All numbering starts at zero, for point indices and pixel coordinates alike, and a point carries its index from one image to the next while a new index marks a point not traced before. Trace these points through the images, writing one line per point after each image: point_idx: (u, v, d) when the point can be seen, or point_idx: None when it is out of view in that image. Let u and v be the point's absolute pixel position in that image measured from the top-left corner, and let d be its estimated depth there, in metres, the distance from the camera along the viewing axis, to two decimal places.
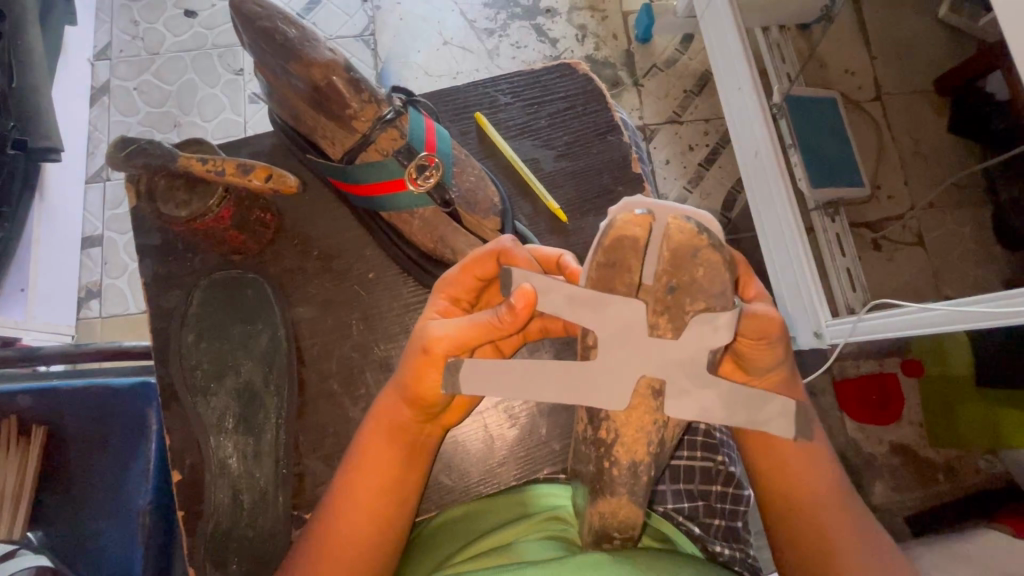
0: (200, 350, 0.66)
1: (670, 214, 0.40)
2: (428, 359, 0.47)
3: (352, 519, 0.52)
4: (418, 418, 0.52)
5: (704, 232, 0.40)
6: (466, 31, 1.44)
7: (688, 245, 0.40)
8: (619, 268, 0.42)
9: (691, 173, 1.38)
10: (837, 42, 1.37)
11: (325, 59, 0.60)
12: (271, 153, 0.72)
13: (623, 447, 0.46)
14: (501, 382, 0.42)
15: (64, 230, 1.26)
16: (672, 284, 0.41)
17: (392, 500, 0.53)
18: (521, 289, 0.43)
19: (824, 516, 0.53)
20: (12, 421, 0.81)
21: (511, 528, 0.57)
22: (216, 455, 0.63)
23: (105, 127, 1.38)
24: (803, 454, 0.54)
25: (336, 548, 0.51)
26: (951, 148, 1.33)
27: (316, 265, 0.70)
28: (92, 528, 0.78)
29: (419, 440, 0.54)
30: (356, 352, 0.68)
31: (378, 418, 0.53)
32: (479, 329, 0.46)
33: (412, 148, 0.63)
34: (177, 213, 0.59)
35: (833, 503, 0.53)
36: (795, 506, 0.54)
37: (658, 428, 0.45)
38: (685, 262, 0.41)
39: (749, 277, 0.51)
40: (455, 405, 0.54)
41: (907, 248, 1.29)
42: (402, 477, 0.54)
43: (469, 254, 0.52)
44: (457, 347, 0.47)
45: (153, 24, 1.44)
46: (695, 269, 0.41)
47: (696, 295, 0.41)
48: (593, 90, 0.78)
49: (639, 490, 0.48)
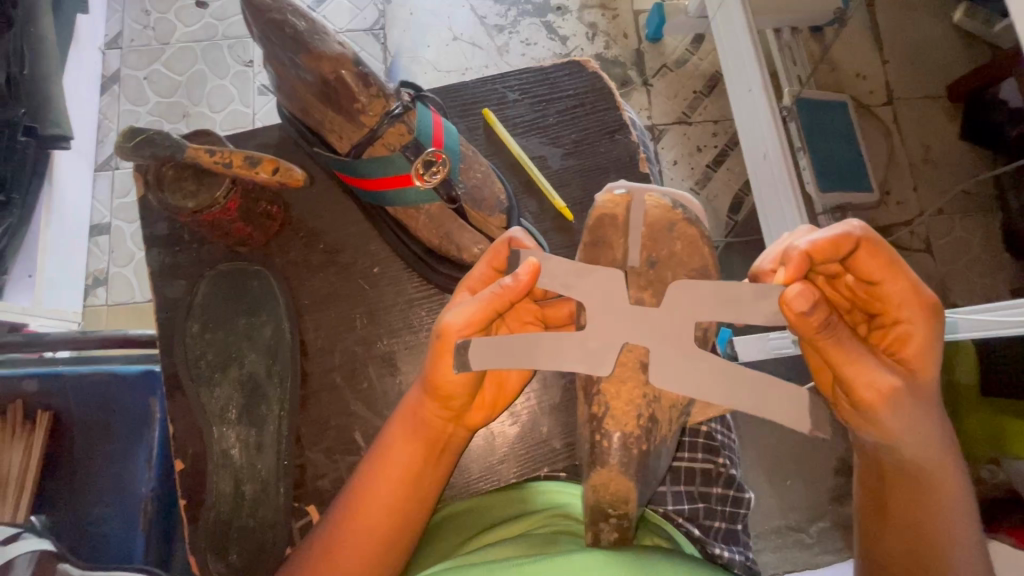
0: (204, 341, 0.66)
1: (646, 195, 0.55)
2: (444, 343, 0.48)
3: (371, 513, 0.50)
4: (442, 414, 0.52)
5: (677, 209, 0.55)
6: (476, 27, 1.44)
7: (665, 218, 0.55)
8: (606, 245, 0.54)
9: (699, 174, 1.37)
10: (848, 45, 1.37)
11: (334, 53, 0.59)
12: (279, 146, 0.72)
13: (614, 419, 0.52)
14: (501, 350, 0.45)
15: (72, 218, 1.27)
16: (652, 259, 0.53)
17: (411, 498, 0.52)
18: (528, 261, 0.47)
19: (938, 540, 0.49)
20: (17, 406, 0.82)
21: (518, 521, 0.57)
22: (218, 445, 0.63)
23: (116, 115, 1.39)
24: (926, 479, 0.49)
25: (355, 538, 0.50)
26: (962, 155, 1.32)
27: (322, 258, 0.70)
28: (98, 513, 0.80)
29: (442, 437, 0.53)
30: (360, 346, 0.68)
31: (404, 413, 0.53)
32: (486, 304, 0.47)
33: (420, 143, 0.63)
34: (184, 204, 0.59)
35: (953, 530, 0.49)
36: (897, 509, 0.50)
37: (647, 401, 0.52)
38: (663, 236, 0.54)
39: (921, 335, 0.49)
40: (481, 401, 0.54)
41: (914, 255, 1.28)
42: (416, 478, 0.52)
43: (488, 250, 0.53)
44: (466, 326, 0.47)
45: (164, 14, 1.44)
46: (674, 244, 0.54)
47: (677, 267, 0.53)
48: (601, 87, 0.77)
49: (632, 464, 0.51)
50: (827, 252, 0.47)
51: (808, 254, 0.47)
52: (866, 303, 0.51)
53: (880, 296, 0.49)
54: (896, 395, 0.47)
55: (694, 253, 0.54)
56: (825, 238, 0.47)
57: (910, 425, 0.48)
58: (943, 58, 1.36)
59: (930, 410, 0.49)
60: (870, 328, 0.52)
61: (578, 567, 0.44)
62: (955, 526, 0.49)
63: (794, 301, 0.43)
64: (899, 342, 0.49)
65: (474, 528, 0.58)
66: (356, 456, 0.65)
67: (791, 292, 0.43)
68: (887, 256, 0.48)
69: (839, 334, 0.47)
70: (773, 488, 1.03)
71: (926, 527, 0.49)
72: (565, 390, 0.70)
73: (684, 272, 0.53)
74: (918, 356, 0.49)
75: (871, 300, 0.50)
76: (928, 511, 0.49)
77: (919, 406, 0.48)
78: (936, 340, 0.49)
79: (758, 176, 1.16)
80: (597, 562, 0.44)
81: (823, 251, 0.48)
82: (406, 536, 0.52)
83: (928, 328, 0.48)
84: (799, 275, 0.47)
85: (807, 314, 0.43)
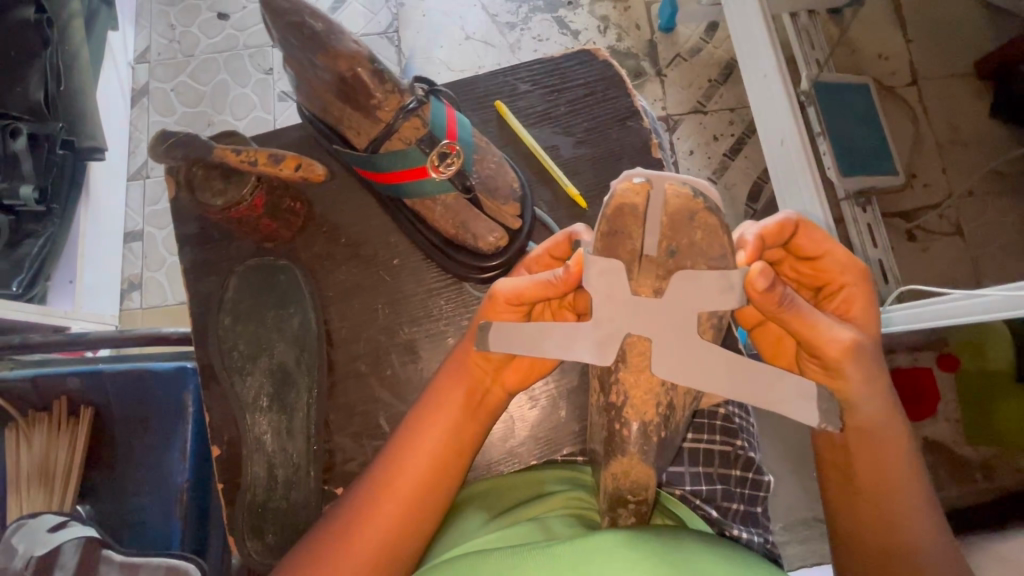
0: (236, 333, 0.69)
1: (666, 181, 0.44)
2: (494, 302, 0.53)
3: (413, 466, 0.53)
4: (484, 365, 0.55)
5: (700, 196, 0.44)
6: (488, 26, 1.45)
7: (680, 209, 0.44)
8: (622, 236, 0.45)
9: (716, 163, 1.36)
10: (868, 26, 1.35)
11: (350, 51, 0.58)
12: (300, 144, 0.74)
13: (634, 409, 0.49)
14: (520, 339, 0.49)
15: (109, 226, 1.34)
16: (672, 248, 0.45)
17: (452, 450, 0.54)
18: (579, 255, 0.48)
19: (896, 498, 0.51)
20: (63, 401, 0.89)
21: (532, 510, 0.56)
22: (251, 432, 0.66)
23: (145, 127, 1.45)
24: (888, 443, 0.51)
25: (396, 496, 0.52)
26: (992, 134, 1.28)
27: (345, 251, 0.72)
28: (142, 500, 0.86)
29: (481, 392, 0.56)
30: (383, 335, 0.70)
31: (450, 365, 0.56)
32: (538, 286, 0.51)
33: (435, 136, 0.64)
34: (214, 201, 0.61)
35: (909, 488, 0.51)
36: (866, 483, 0.51)
37: (666, 389, 0.49)
38: (683, 226, 0.44)
39: (861, 297, 0.52)
40: (529, 366, 0.56)
41: (943, 238, 1.25)
42: (458, 431, 0.55)
43: (550, 238, 0.56)
44: (518, 298, 0.53)
45: (189, 28, 1.51)
46: (694, 233, 0.45)
47: (697, 258, 0.45)
48: (611, 76, 0.77)
49: (652, 454, 0.51)
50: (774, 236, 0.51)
51: (759, 238, 0.50)
52: (812, 279, 0.55)
53: (823, 269, 0.53)
54: (856, 354, 0.49)
55: (717, 244, 0.45)
56: (772, 223, 0.51)
57: (870, 383, 0.49)
58: (968, 35, 1.32)
59: (884, 368, 0.51)
60: (818, 302, 0.55)
61: (590, 553, 0.44)
62: (910, 482, 0.51)
63: (757, 278, 0.45)
64: (846, 307, 0.53)
65: (489, 515, 0.58)
66: (381, 440, 0.66)
67: (755, 268, 0.45)
68: (821, 232, 0.53)
69: (799, 303, 0.48)
70: (796, 477, 1.02)
71: (888, 495, 0.51)
72: (582, 374, 0.71)
73: (701, 264, 0.45)
74: (863, 316, 0.52)
75: (816, 275, 0.54)
76: (889, 479, 0.51)
77: (875, 362, 0.50)
78: (875, 304, 0.53)
79: (777, 161, 1.15)
80: (611, 549, 0.45)
81: (771, 235, 0.51)
82: (441, 494, 0.53)
83: (870, 291, 0.52)
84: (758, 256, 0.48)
85: (769, 290, 0.45)
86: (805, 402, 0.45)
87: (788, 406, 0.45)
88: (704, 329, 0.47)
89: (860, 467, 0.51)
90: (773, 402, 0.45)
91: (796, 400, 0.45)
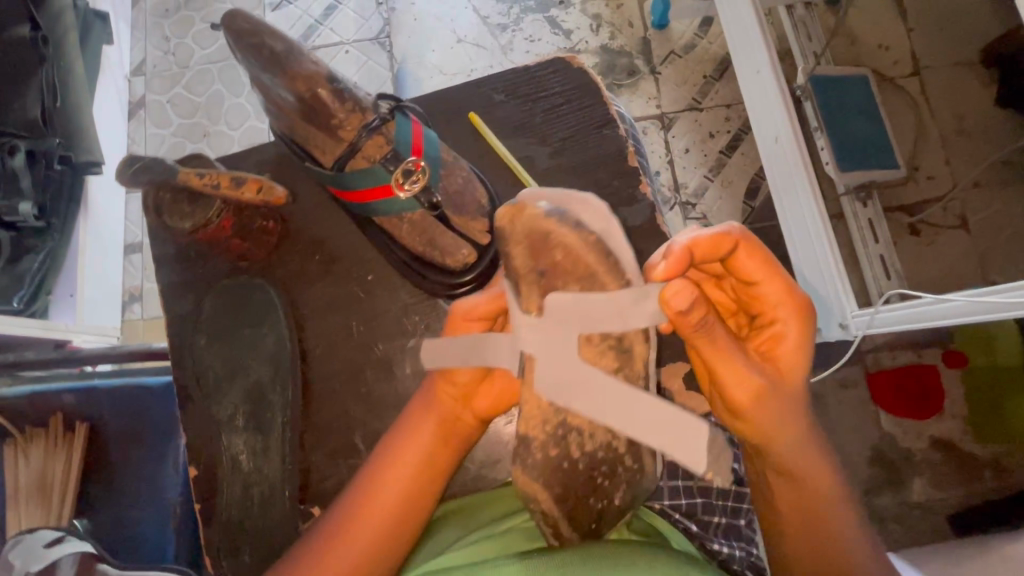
0: (212, 353, 0.70)
1: (532, 205, 0.48)
2: (453, 320, 0.54)
3: (391, 489, 0.53)
4: (452, 393, 0.55)
5: (557, 217, 0.47)
6: (480, 28, 1.45)
7: (540, 227, 0.47)
8: (504, 257, 0.48)
9: (712, 160, 1.34)
10: (866, 17, 1.31)
11: (308, 71, 0.59)
12: (274, 162, 0.74)
13: (525, 423, 0.50)
14: (453, 353, 0.52)
15: (108, 239, 1.36)
16: (542, 268, 0.47)
17: (426, 476, 0.54)
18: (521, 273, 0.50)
19: (838, 539, 0.51)
20: (58, 418, 0.90)
21: (501, 522, 0.57)
22: (228, 451, 0.67)
23: (143, 139, 1.47)
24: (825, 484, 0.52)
25: (370, 518, 0.52)
26: (996, 124, 1.25)
27: (319, 268, 0.72)
28: (135, 513, 0.87)
29: (453, 421, 0.56)
30: (358, 352, 0.70)
31: (426, 393, 0.56)
32: (494, 300, 0.52)
33: (399, 153, 0.63)
34: (182, 225, 0.63)
35: (849, 528, 0.51)
36: (799, 519, 0.52)
37: (555, 408, 0.49)
38: (545, 247, 0.47)
39: (792, 335, 0.50)
40: (498, 393, 0.56)
41: (948, 232, 1.21)
42: (431, 457, 0.55)
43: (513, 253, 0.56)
44: (478, 314, 0.53)
45: (184, 39, 1.52)
46: (556, 254, 0.47)
47: (567, 277, 0.46)
48: (590, 82, 0.76)
49: (610, 475, 0.51)
50: (707, 252, 0.46)
51: (688, 250, 0.44)
52: (748, 305, 0.52)
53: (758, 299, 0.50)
54: (761, 392, 0.49)
55: (581, 263, 0.46)
56: (708, 235, 0.45)
57: (780, 422, 0.50)
58: (970, 22, 1.28)
59: (796, 412, 0.50)
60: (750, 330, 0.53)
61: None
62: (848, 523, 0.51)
63: (672, 299, 0.44)
64: (773, 342, 0.51)
65: (461, 529, 0.58)
66: (357, 459, 0.67)
67: (669, 289, 0.44)
68: (767, 258, 0.49)
69: (711, 334, 0.47)
70: None
71: (828, 532, 0.51)
72: None
73: (572, 283, 0.47)
74: (785, 356, 0.50)
75: (753, 301, 0.52)
76: (824, 517, 0.51)
77: (784, 404, 0.50)
78: (807, 345, 0.51)
79: (771, 160, 1.13)
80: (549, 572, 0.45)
81: (705, 250, 0.46)
82: (412, 521, 0.53)
83: (802, 331, 0.50)
84: (679, 270, 0.44)
85: (683, 312, 0.44)
86: (693, 446, 0.44)
87: (673, 447, 0.44)
88: (592, 353, 0.47)
89: (790, 497, 0.52)
90: (660, 441, 0.44)
91: (685, 443, 0.44)
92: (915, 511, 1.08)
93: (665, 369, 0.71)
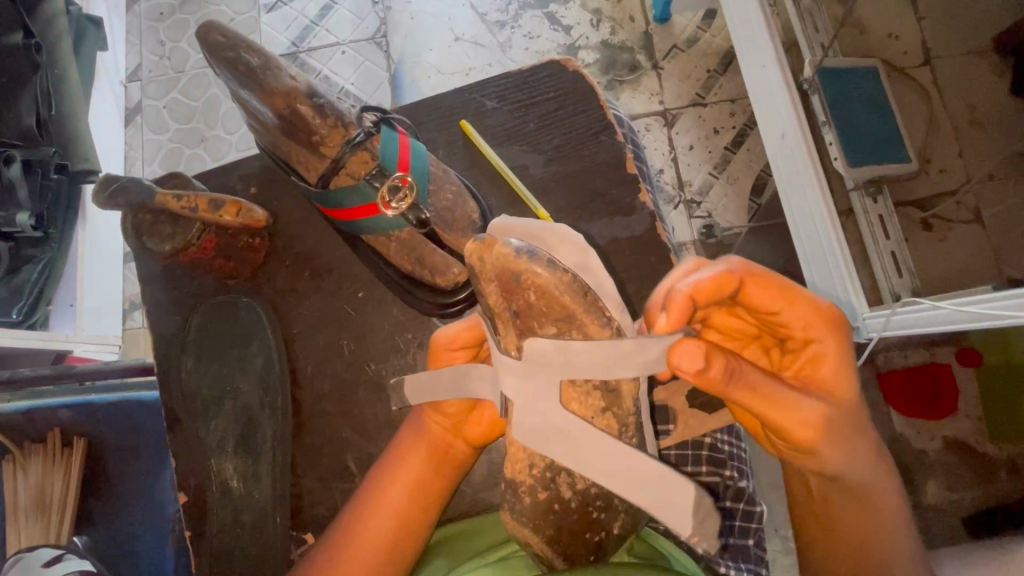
0: (199, 375, 0.69)
1: (499, 241, 0.44)
2: (436, 351, 0.55)
3: (382, 520, 0.54)
4: (443, 423, 0.56)
5: (526, 254, 0.43)
6: (478, 25, 1.41)
7: (514, 265, 0.44)
8: (479, 294, 0.46)
9: (717, 157, 1.31)
10: (876, 5, 1.26)
11: (286, 87, 0.58)
12: (260, 176, 0.72)
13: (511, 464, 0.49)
14: (432, 387, 0.53)
15: (107, 246, 1.34)
16: (515, 307, 0.44)
17: (416, 506, 0.55)
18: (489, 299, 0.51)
19: (887, 545, 0.51)
20: (55, 433, 0.88)
21: (495, 550, 0.56)
22: (217, 477, 0.66)
23: (140, 145, 1.44)
24: (877, 492, 0.51)
25: (368, 548, 0.52)
26: (1011, 114, 1.21)
27: (307, 285, 0.70)
28: (133, 529, 0.86)
29: (448, 451, 0.57)
30: (349, 372, 0.68)
31: (417, 424, 0.57)
32: (469, 327, 0.53)
33: (385, 169, 0.61)
34: (162, 246, 0.65)
35: (897, 531, 0.51)
36: (846, 530, 0.52)
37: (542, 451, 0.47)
38: (515, 287, 0.43)
39: (830, 353, 0.49)
40: (486, 424, 0.57)
41: (961, 226, 1.17)
42: (423, 486, 0.55)
43: None
44: (456, 341, 0.54)
45: (178, 44, 1.50)
46: (528, 294, 0.43)
47: (543, 318, 0.44)
48: (585, 85, 0.73)
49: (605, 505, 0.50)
50: (709, 293, 0.46)
51: (690, 297, 0.45)
52: (774, 330, 0.51)
53: (784, 324, 0.49)
54: (825, 426, 0.47)
55: (556, 303, 0.43)
56: (706, 280, 0.46)
57: (846, 451, 0.48)
58: (984, 8, 1.24)
59: (858, 432, 0.49)
60: (783, 354, 0.52)
61: None
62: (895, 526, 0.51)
63: (681, 362, 0.42)
64: (814, 364, 0.50)
65: (453, 562, 0.56)
66: (349, 483, 0.65)
67: (675, 352, 0.43)
68: (778, 287, 0.48)
69: (755, 381, 0.45)
70: None
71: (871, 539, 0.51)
72: None
73: (549, 324, 0.44)
74: (830, 377, 0.49)
75: (779, 328, 0.50)
76: (870, 523, 0.51)
77: (847, 428, 0.48)
78: (846, 358, 0.50)
79: (777, 158, 1.09)
80: None
81: (706, 293, 0.46)
82: (402, 554, 0.54)
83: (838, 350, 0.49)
84: (682, 319, 0.45)
85: (703, 370, 0.42)
86: (682, 513, 0.44)
87: (668, 511, 0.44)
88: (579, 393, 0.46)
89: (840, 510, 0.52)
90: (653, 503, 0.44)
91: (673, 511, 0.44)
92: (930, 514, 1.05)
93: (667, 386, 0.68)
